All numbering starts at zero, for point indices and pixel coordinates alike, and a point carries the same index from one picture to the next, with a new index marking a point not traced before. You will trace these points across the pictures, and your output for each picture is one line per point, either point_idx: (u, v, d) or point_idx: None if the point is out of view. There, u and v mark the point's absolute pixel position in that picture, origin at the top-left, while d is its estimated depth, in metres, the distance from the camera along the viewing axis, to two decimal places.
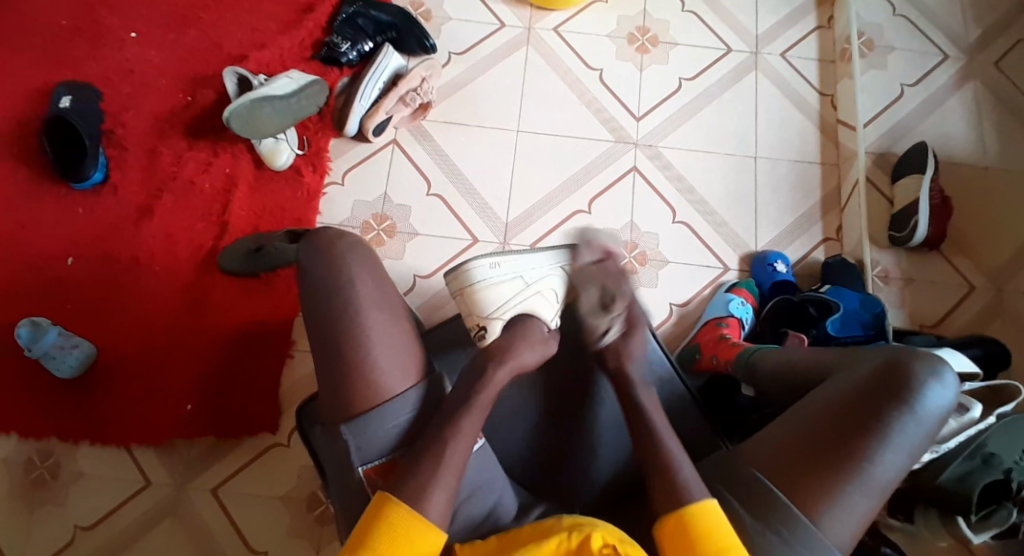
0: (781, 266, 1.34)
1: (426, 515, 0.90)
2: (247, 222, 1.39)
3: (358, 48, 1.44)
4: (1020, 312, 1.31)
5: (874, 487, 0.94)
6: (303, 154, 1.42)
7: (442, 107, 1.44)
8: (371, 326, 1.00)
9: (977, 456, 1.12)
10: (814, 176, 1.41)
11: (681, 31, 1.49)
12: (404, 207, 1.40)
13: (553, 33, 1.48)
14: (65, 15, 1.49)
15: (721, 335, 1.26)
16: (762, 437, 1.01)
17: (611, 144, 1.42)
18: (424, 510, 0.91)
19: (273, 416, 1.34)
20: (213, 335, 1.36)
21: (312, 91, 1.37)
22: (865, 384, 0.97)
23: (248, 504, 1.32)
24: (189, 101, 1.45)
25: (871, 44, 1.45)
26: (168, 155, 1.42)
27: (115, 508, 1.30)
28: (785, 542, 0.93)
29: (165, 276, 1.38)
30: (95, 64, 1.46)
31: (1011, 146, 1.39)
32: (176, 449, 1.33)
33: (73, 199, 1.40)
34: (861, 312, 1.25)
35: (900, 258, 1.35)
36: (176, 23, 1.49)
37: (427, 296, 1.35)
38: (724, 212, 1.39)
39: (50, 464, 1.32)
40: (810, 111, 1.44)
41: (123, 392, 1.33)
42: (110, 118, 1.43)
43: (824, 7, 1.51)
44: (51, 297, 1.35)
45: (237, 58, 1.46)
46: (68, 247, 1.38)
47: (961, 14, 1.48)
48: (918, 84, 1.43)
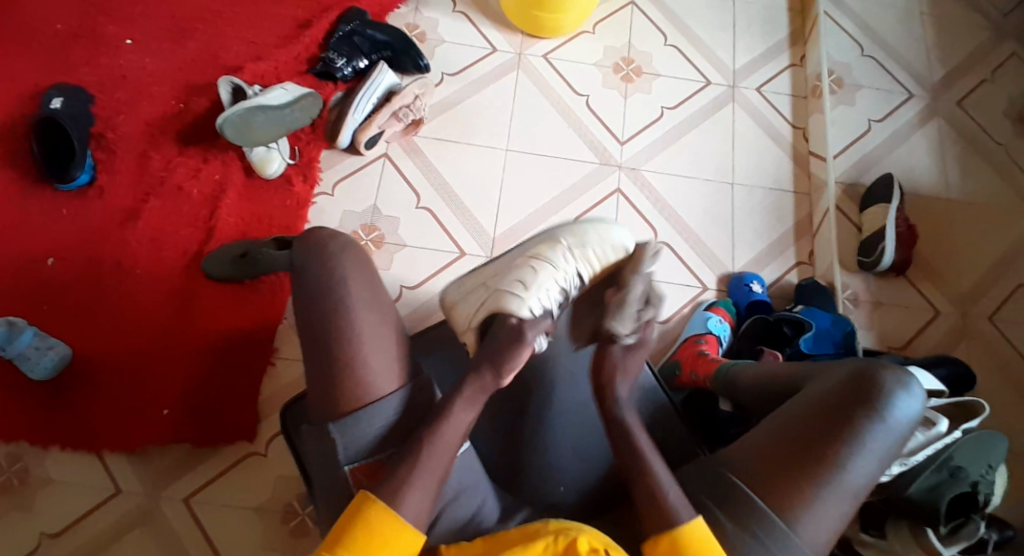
0: (756, 286, 1.40)
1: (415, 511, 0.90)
2: (235, 228, 1.40)
3: (354, 64, 1.48)
4: (983, 336, 1.38)
5: (848, 491, 0.96)
6: (294, 164, 1.44)
7: (433, 125, 1.48)
8: (366, 325, 0.99)
9: (944, 469, 1.14)
10: (788, 203, 1.48)
11: (663, 63, 1.56)
12: (393, 220, 1.42)
13: (543, 58, 1.55)
14: (60, 21, 1.50)
15: (700, 352, 1.30)
16: (739, 443, 1.03)
17: (596, 166, 1.47)
18: (417, 505, 0.90)
19: (252, 424, 1.32)
20: (193, 341, 1.34)
21: (306, 104, 1.40)
22: (838, 393, 1.00)
23: (220, 514, 1.28)
24: (182, 108, 1.46)
25: (840, 82, 1.55)
26: (158, 160, 1.43)
27: (86, 515, 1.26)
28: (762, 544, 0.95)
29: (148, 280, 1.36)
30: (88, 69, 1.47)
31: (971, 180, 1.48)
32: (149, 456, 1.30)
33: (58, 201, 1.39)
34: (832, 330, 1.30)
35: (869, 282, 1.41)
36: (173, 33, 1.51)
37: (413, 305, 1.37)
38: (703, 234, 1.45)
39: (17, 469, 1.28)
40: (783, 142, 1.52)
41: (98, 397, 1.30)
42: (100, 122, 1.44)
43: (797, 47, 1.60)
44: (29, 297, 1.33)
45: (233, 69, 1.49)
46: (50, 248, 1.36)
47: (924, 57, 1.59)
48: (884, 120, 1.52)
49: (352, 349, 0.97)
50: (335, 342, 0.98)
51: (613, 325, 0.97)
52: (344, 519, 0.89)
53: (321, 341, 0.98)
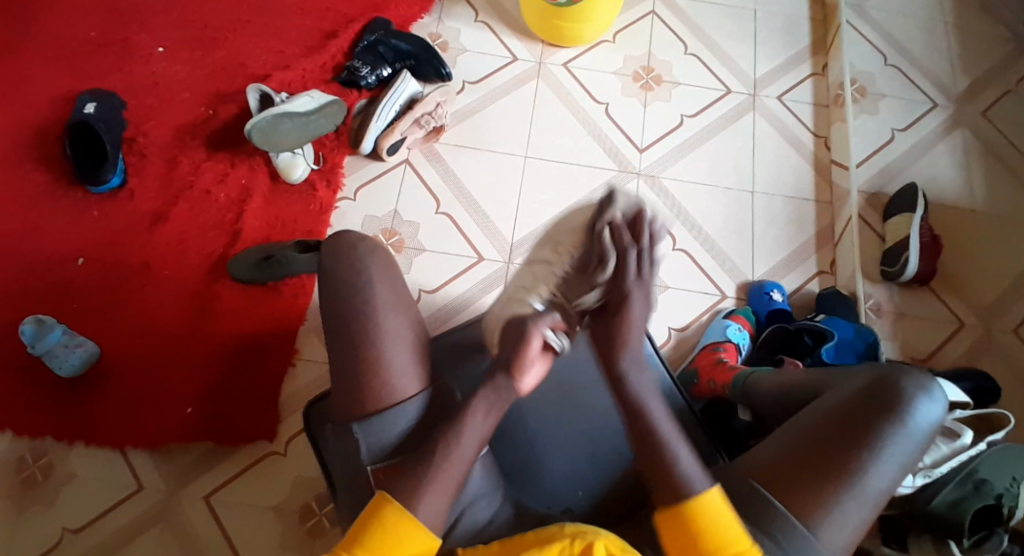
0: (777, 295, 1.39)
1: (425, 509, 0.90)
2: (260, 232, 1.43)
3: (377, 73, 1.51)
4: (1009, 348, 1.36)
5: (869, 496, 0.95)
6: (318, 169, 1.47)
7: (454, 132, 1.50)
8: (387, 324, 1.00)
9: (968, 482, 1.12)
10: (809, 212, 1.47)
11: (683, 72, 1.57)
12: (414, 225, 1.44)
13: (563, 67, 1.56)
14: (96, 29, 1.55)
15: (719, 359, 1.29)
16: (757, 449, 1.02)
17: (615, 173, 1.48)
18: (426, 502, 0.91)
19: (271, 424, 1.34)
20: (216, 341, 1.37)
21: (331, 111, 1.43)
22: (858, 398, 1.00)
23: (240, 513, 1.30)
24: (211, 114, 1.50)
25: (863, 91, 1.54)
26: (186, 164, 1.46)
27: (107, 510, 1.29)
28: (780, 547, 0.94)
29: (175, 281, 1.40)
30: (121, 76, 1.52)
31: (997, 190, 1.46)
32: (171, 454, 1.32)
33: (89, 203, 1.43)
34: (854, 341, 1.29)
35: (892, 293, 1.40)
36: (203, 41, 1.55)
37: (432, 309, 1.38)
38: (723, 242, 1.44)
39: (43, 464, 1.31)
40: (804, 151, 1.51)
41: (122, 394, 1.33)
42: (132, 128, 1.48)
43: (819, 56, 1.60)
44: (59, 296, 1.37)
45: (260, 77, 1.52)
46: (80, 248, 1.40)
47: (949, 67, 1.57)
48: (908, 129, 1.51)
49: (369, 347, 0.99)
50: (351, 339, 0.99)
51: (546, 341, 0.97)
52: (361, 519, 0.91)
53: (338, 338, 1.00)
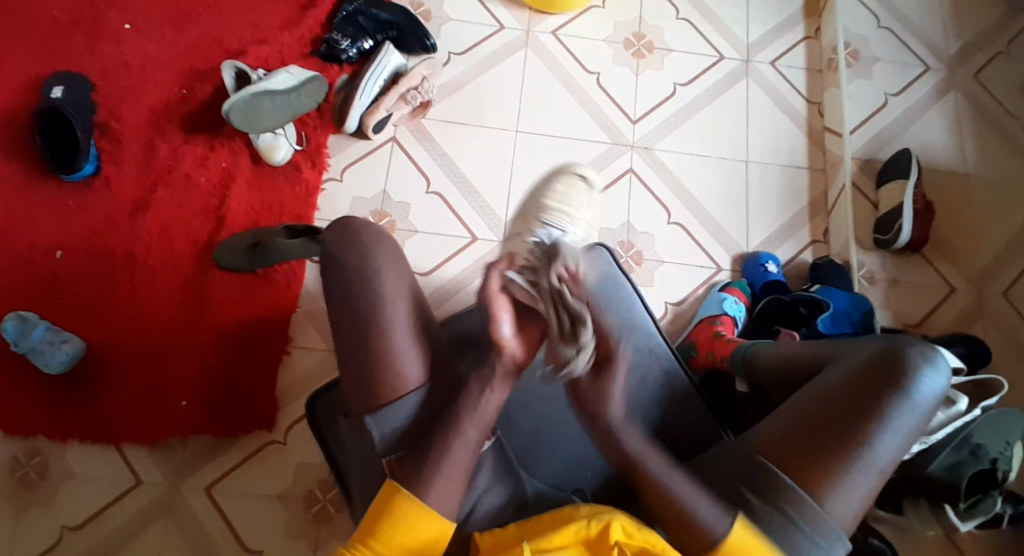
0: (772, 266, 1.38)
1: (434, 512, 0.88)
2: (246, 217, 1.38)
3: (359, 45, 1.45)
4: (1001, 312, 1.37)
5: (875, 467, 0.93)
6: (301, 149, 1.42)
7: (442, 107, 1.45)
8: (395, 325, 0.97)
9: (965, 447, 1.13)
10: (803, 181, 1.46)
11: (675, 37, 1.53)
12: (403, 205, 1.40)
13: (551, 36, 1.51)
14: (58, 6, 1.46)
15: (716, 333, 1.27)
16: (763, 425, 0.99)
17: (608, 146, 1.45)
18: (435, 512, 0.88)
19: (270, 414, 1.32)
20: (209, 330, 1.33)
21: (310, 89, 1.37)
22: (862, 370, 0.97)
23: (244, 502, 1.28)
24: (186, 94, 1.43)
25: (857, 55, 1.51)
26: (163, 149, 1.40)
27: (108, 506, 1.27)
28: (788, 520, 0.92)
29: (159, 272, 1.35)
30: (87, 56, 1.44)
31: (988, 155, 1.46)
32: (170, 447, 1.30)
33: (65, 192, 1.37)
34: (850, 310, 1.28)
35: (885, 260, 1.40)
36: (175, 16, 1.47)
37: (428, 291, 1.36)
38: (717, 214, 1.43)
39: (39, 463, 1.28)
40: (798, 118, 1.49)
41: (113, 391, 1.30)
42: (103, 111, 1.41)
43: (812, 19, 1.57)
44: (40, 291, 1.32)
45: (235, 53, 1.45)
46: (59, 240, 1.35)
47: (942, 27, 1.55)
48: (901, 94, 1.50)
49: (374, 348, 0.96)
50: (355, 341, 0.97)
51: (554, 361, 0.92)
52: (368, 516, 0.89)
53: (344, 342, 0.98)
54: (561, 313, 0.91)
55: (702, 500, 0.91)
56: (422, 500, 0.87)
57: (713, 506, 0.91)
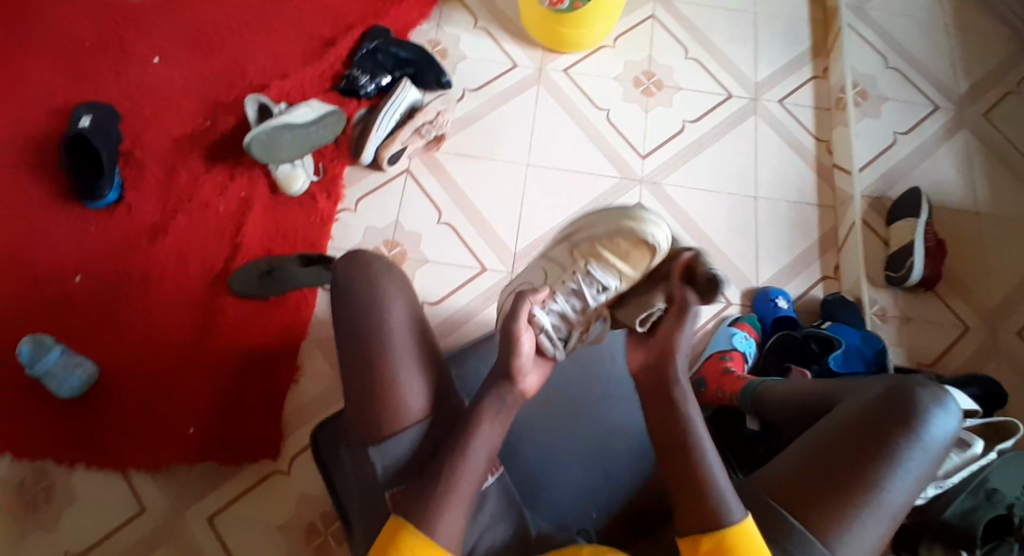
0: (782, 302, 1.38)
1: (437, 539, 0.87)
2: (261, 245, 1.41)
3: (377, 81, 1.49)
4: (1016, 353, 1.35)
5: (887, 510, 0.91)
6: (318, 180, 1.45)
7: (455, 141, 1.49)
8: (396, 348, 0.98)
9: (980, 492, 1.08)
10: (813, 217, 1.46)
11: (685, 76, 1.56)
12: (415, 235, 1.43)
13: (564, 74, 1.55)
14: (91, 40, 1.52)
15: (725, 368, 1.27)
16: (773, 464, 0.97)
17: (617, 180, 1.47)
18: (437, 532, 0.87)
19: (276, 442, 1.32)
20: (220, 357, 1.35)
21: (330, 121, 1.41)
22: (873, 409, 0.96)
23: (246, 532, 1.28)
24: (209, 125, 1.48)
25: (865, 94, 1.53)
26: (185, 177, 1.44)
27: (111, 532, 1.27)
28: None
29: (174, 299, 1.38)
30: (116, 88, 1.49)
31: (998, 193, 1.46)
32: (175, 474, 1.31)
33: (87, 217, 1.41)
34: (862, 347, 1.27)
35: (897, 297, 1.39)
36: (200, 50, 1.53)
37: (436, 320, 1.37)
38: (726, 247, 1.44)
39: (45, 485, 1.29)
40: (807, 155, 1.51)
41: (123, 415, 1.31)
42: (129, 140, 1.46)
43: (820, 59, 1.59)
44: (58, 313, 1.35)
45: (258, 87, 1.51)
46: (79, 264, 1.38)
47: (951, 68, 1.57)
48: (910, 133, 1.51)
49: (377, 367, 0.97)
50: (359, 359, 0.98)
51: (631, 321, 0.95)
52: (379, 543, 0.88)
53: (350, 362, 0.99)
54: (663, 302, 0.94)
55: (730, 490, 0.89)
56: (429, 536, 0.87)
57: (736, 494, 0.88)
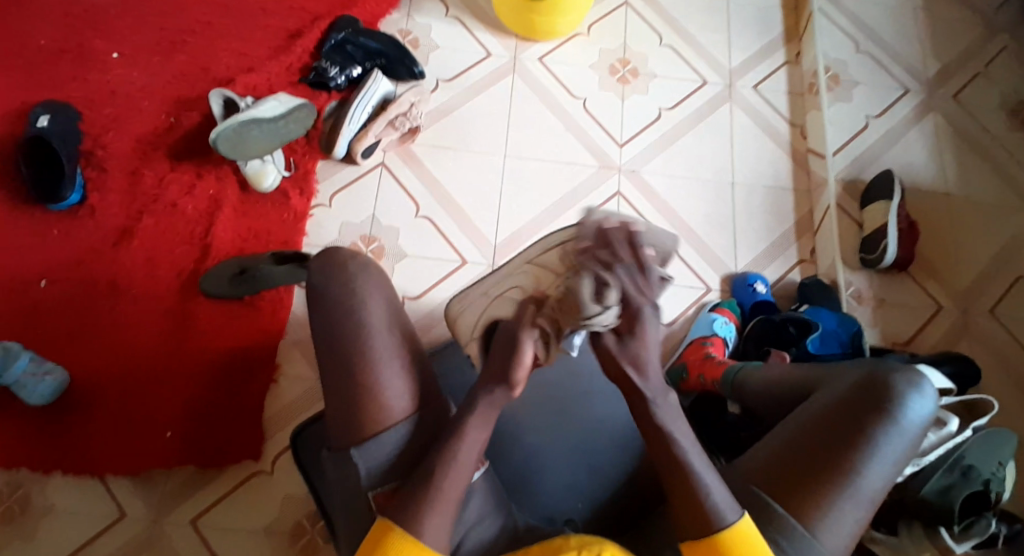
0: (760, 287, 1.39)
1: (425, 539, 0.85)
2: (233, 243, 1.37)
3: (346, 72, 1.45)
4: (988, 330, 1.38)
5: (865, 494, 0.92)
6: (290, 176, 1.42)
7: (430, 133, 1.46)
8: (379, 350, 0.96)
9: (956, 469, 1.11)
10: (788, 202, 1.47)
11: (659, 63, 1.55)
12: (392, 229, 1.40)
13: (538, 62, 1.53)
14: (45, 35, 1.46)
15: (707, 354, 1.28)
16: (754, 452, 0.98)
17: (595, 169, 1.46)
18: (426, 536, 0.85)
19: (256, 444, 1.30)
20: (195, 360, 1.32)
21: (300, 115, 1.37)
22: (850, 396, 0.97)
23: (229, 536, 1.26)
24: (174, 122, 1.43)
25: (836, 79, 1.55)
26: (151, 177, 1.40)
27: (88, 543, 1.23)
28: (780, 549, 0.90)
29: (145, 302, 1.33)
30: (74, 85, 1.43)
31: (967, 174, 1.49)
32: (153, 481, 1.27)
33: (50, 221, 1.36)
34: (839, 330, 1.29)
35: (872, 279, 1.42)
36: (162, 44, 1.48)
37: (417, 316, 1.35)
38: (704, 234, 1.44)
39: (17, 498, 1.24)
40: (782, 140, 1.52)
41: (94, 423, 1.27)
42: (90, 139, 1.41)
43: (792, 44, 1.60)
44: (23, 321, 1.30)
45: (224, 81, 1.46)
46: (43, 269, 1.33)
47: (919, 51, 1.59)
48: (881, 116, 1.52)
49: (364, 370, 0.95)
50: (344, 363, 0.96)
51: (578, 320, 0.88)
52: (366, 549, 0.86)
53: (336, 366, 0.96)
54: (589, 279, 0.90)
55: (718, 487, 0.88)
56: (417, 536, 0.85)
57: (725, 493, 0.88)
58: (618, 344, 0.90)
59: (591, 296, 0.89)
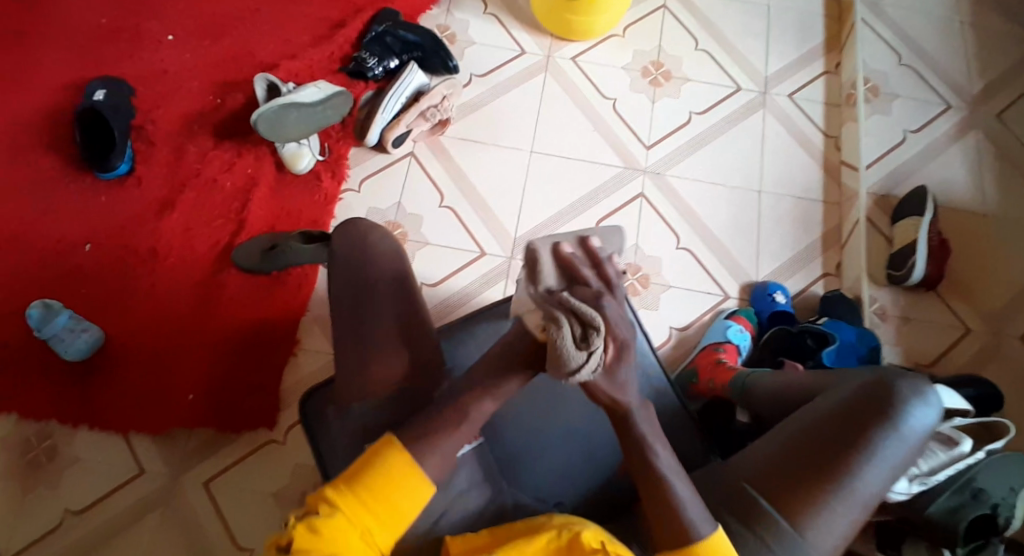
0: (780, 296, 1.36)
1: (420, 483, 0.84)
2: (265, 221, 1.44)
3: (385, 64, 1.50)
4: (1020, 357, 1.32)
5: (859, 499, 0.89)
6: (323, 160, 1.47)
7: (460, 126, 1.50)
8: (386, 319, 0.98)
9: (966, 490, 1.02)
10: (816, 213, 1.45)
11: (693, 67, 1.55)
12: (417, 217, 1.44)
13: (571, 62, 1.55)
14: (109, 16, 1.56)
15: (719, 360, 1.25)
16: (749, 451, 0.96)
17: (619, 170, 1.47)
18: None
19: (271, 413, 1.34)
20: (221, 328, 1.38)
21: (336, 103, 1.42)
22: (850, 400, 0.94)
23: (240, 498, 1.31)
24: (219, 103, 1.51)
25: (876, 91, 1.51)
26: (194, 153, 1.47)
27: (109, 494, 1.30)
28: (764, 543, 0.89)
29: (179, 270, 1.41)
30: (132, 63, 1.53)
31: (1009, 194, 1.43)
32: (173, 440, 1.34)
33: (99, 189, 1.45)
34: (857, 344, 1.26)
35: (898, 296, 1.37)
36: (214, 29, 1.56)
37: (434, 301, 1.38)
38: (727, 241, 1.43)
39: (47, 446, 1.32)
40: (813, 151, 1.50)
41: (122, 381, 1.34)
42: (142, 115, 1.49)
43: (832, 54, 1.58)
44: (68, 281, 1.39)
45: (268, 66, 1.53)
46: (89, 234, 1.42)
47: (967, 66, 1.54)
48: (920, 131, 1.48)
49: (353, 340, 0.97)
50: (338, 331, 0.99)
51: (554, 367, 0.82)
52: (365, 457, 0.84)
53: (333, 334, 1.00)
54: (568, 318, 0.81)
55: (692, 501, 0.85)
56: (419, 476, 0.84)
57: (700, 506, 0.85)
58: (605, 376, 0.83)
59: (575, 343, 0.80)
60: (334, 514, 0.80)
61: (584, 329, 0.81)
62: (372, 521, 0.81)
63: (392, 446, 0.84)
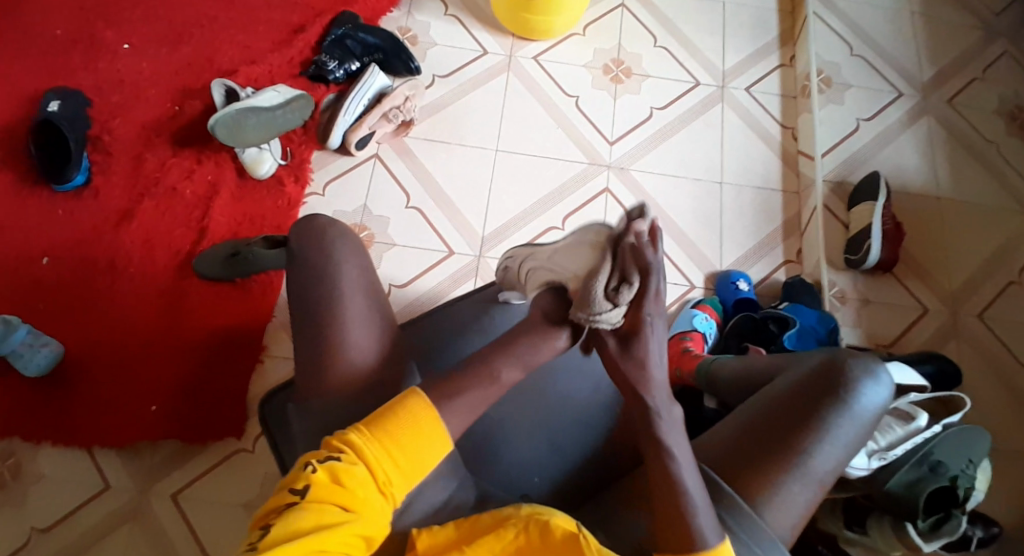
0: (743, 284, 1.38)
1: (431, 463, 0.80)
2: (227, 228, 1.42)
3: (345, 67, 1.50)
4: (976, 334, 1.36)
5: (813, 476, 0.90)
6: (285, 164, 1.46)
7: (424, 126, 1.50)
8: (351, 314, 0.92)
9: (924, 463, 1.03)
10: (777, 202, 1.48)
11: (653, 64, 1.57)
12: (383, 219, 1.43)
13: (533, 61, 1.56)
14: (61, 26, 1.53)
15: (685, 349, 1.26)
16: (709, 434, 0.97)
17: (584, 166, 1.48)
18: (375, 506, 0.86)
19: (238, 421, 1.32)
20: (187, 337, 1.35)
21: (297, 106, 1.41)
22: (804, 381, 0.95)
23: (209, 510, 1.28)
24: (177, 111, 1.49)
25: (829, 81, 1.55)
26: (153, 162, 1.45)
27: (76, 510, 1.27)
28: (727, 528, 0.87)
29: (141, 280, 1.38)
30: (87, 73, 1.50)
31: (960, 178, 1.48)
32: (140, 452, 1.31)
33: (55, 201, 1.41)
34: (817, 327, 1.28)
35: (857, 280, 1.40)
36: (170, 36, 1.54)
37: (403, 302, 1.38)
38: (691, 231, 1.44)
39: (10, 465, 1.29)
40: (772, 142, 1.52)
41: (85, 395, 1.31)
42: (98, 125, 1.47)
43: (787, 48, 1.61)
44: (26, 295, 1.35)
45: (227, 72, 1.51)
46: (46, 247, 1.38)
47: (916, 56, 1.59)
48: (873, 118, 1.52)
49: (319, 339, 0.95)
50: None
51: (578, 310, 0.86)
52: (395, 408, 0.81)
53: None
54: (612, 266, 0.85)
55: (699, 499, 0.82)
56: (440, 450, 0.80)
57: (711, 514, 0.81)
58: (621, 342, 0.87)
59: (606, 291, 0.85)
60: (356, 465, 0.76)
61: (619, 281, 0.85)
62: (394, 474, 0.77)
63: (421, 403, 0.81)
